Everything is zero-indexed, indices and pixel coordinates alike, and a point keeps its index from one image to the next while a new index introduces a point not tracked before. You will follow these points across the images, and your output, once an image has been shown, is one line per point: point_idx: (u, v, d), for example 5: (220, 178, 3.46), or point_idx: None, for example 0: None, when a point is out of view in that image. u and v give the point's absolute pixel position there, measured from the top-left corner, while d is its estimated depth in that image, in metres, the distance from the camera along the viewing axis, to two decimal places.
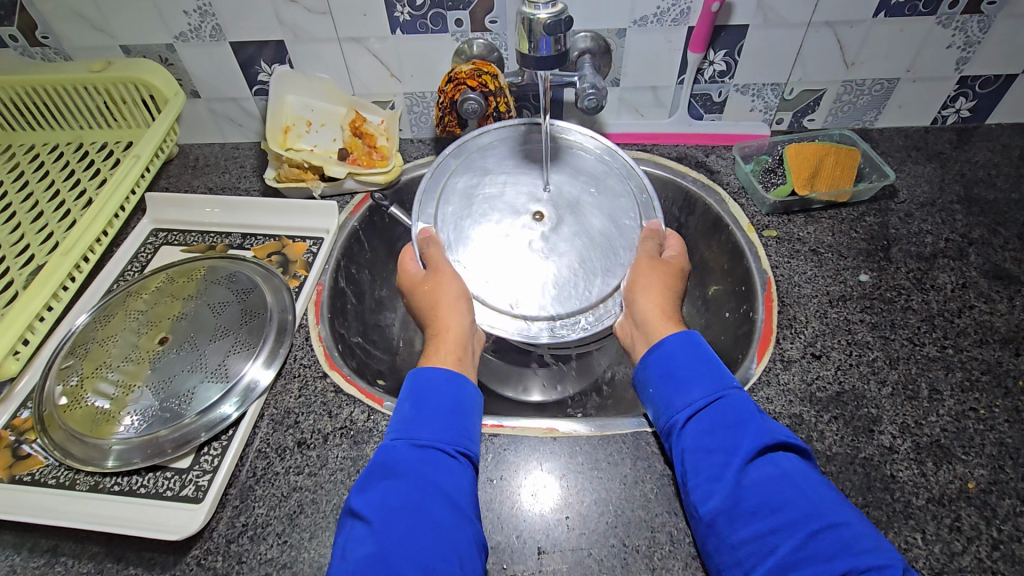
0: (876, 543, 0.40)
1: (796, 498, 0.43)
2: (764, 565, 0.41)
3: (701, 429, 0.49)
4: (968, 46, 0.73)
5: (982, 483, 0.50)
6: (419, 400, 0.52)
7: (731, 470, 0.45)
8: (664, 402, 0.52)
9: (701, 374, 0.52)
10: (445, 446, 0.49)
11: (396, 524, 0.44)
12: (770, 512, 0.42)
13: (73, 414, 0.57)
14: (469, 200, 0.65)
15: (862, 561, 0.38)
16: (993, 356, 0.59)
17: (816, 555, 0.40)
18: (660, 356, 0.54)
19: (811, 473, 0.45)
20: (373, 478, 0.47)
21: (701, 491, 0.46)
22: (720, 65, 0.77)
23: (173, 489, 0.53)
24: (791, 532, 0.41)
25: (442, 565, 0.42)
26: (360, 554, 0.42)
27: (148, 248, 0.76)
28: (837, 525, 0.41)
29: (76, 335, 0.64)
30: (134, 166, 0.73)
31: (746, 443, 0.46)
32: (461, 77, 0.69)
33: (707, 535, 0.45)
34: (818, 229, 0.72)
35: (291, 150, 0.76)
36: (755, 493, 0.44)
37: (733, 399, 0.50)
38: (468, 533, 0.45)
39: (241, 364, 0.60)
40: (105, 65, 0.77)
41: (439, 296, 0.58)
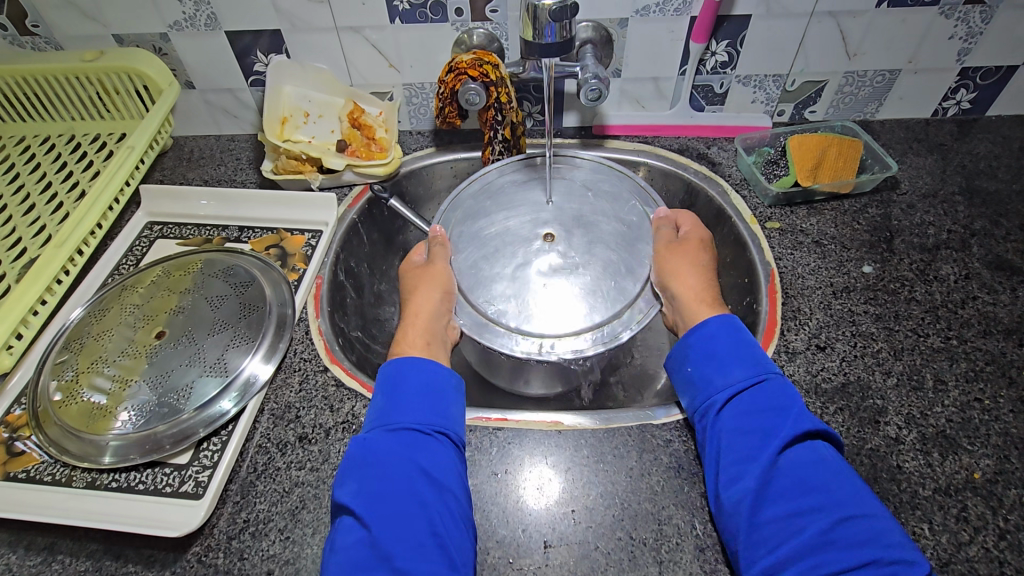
0: (901, 539, 0.42)
1: (830, 486, 0.44)
2: (788, 545, 0.42)
3: (742, 411, 0.49)
4: (970, 37, 0.72)
5: (988, 473, 0.50)
6: (389, 387, 0.52)
7: (767, 452, 0.46)
8: (703, 381, 0.53)
9: (742, 358, 0.52)
10: (420, 427, 0.49)
11: (380, 508, 0.44)
12: (802, 496, 0.44)
13: (68, 410, 0.55)
14: (475, 242, 0.64)
15: (889, 553, 0.40)
16: (997, 347, 0.59)
17: (842, 541, 0.41)
18: (702, 336, 0.54)
19: (844, 466, 0.46)
20: (351, 467, 0.47)
21: (734, 468, 0.47)
22: (723, 55, 0.76)
23: (173, 486, 0.52)
24: (821, 517, 0.42)
25: (429, 541, 0.43)
26: (349, 542, 0.43)
27: (143, 241, 0.75)
28: (866, 516, 0.42)
29: (71, 329, 0.63)
30: (128, 158, 0.72)
31: (787, 429, 0.47)
32: (462, 67, 0.68)
33: (730, 512, 0.45)
34: (821, 220, 0.72)
35: (288, 141, 0.75)
36: (789, 478, 0.45)
37: (774, 384, 0.50)
38: (452, 507, 0.46)
39: (240, 358, 0.59)
40: (97, 54, 0.76)
41: (423, 283, 0.61)
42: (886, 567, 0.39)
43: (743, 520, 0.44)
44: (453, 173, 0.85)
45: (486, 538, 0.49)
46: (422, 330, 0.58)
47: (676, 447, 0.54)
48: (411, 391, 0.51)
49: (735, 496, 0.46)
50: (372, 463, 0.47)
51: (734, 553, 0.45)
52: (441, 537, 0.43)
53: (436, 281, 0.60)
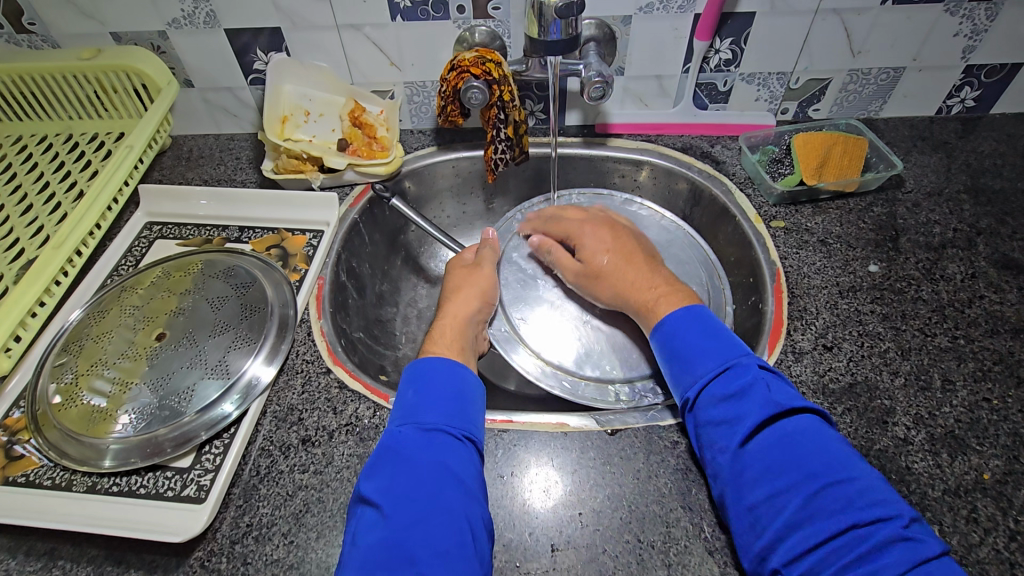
0: (878, 496, 0.43)
1: (800, 461, 0.45)
2: (774, 526, 0.43)
3: (709, 401, 0.50)
4: (975, 34, 0.72)
5: (998, 474, 0.50)
6: (420, 386, 0.52)
7: (734, 441, 0.47)
8: (675, 378, 0.54)
9: (707, 349, 0.53)
10: (450, 429, 0.49)
11: (405, 506, 0.44)
12: (776, 476, 0.45)
13: (68, 413, 0.55)
14: (521, 272, 0.75)
15: (866, 514, 0.41)
16: (1005, 346, 0.58)
17: (821, 512, 0.42)
18: (667, 333, 0.56)
19: (817, 432, 0.47)
20: (380, 462, 0.47)
21: (715, 460, 0.48)
22: (726, 53, 0.75)
23: (174, 490, 0.51)
24: (797, 494, 0.44)
25: (455, 544, 0.42)
26: (372, 539, 0.42)
27: (142, 241, 0.74)
28: (840, 483, 0.43)
29: (70, 331, 0.62)
30: (126, 158, 0.71)
31: (751, 412, 0.48)
32: (464, 65, 0.68)
33: (721, 505, 0.47)
34: (826, 219, 0.71)
35: (288, 140, 0.74)
36: (761, 459, 0.46)
37: (739, 367, 0.51)
38: (477, 515, 0.45)
39: (242, 360, 0.59)
40: (95, 52, 0.75)
41: (468, 286, 0.66)
42: (865, 529, 0.41)
43: (733, 508, 0.46)
44: (455, 172, 0.84)
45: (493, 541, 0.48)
46: (455, 336, 0.60)
47: (683, 448, 0.53)
48: (443, 393, 0.52)
49: (721, 486, 0.48)
50: (402, 459, 0.47)
51: (733, 540, 0.46)
52: (465, 541, 0.42)
53: (480, 284, 0.67)
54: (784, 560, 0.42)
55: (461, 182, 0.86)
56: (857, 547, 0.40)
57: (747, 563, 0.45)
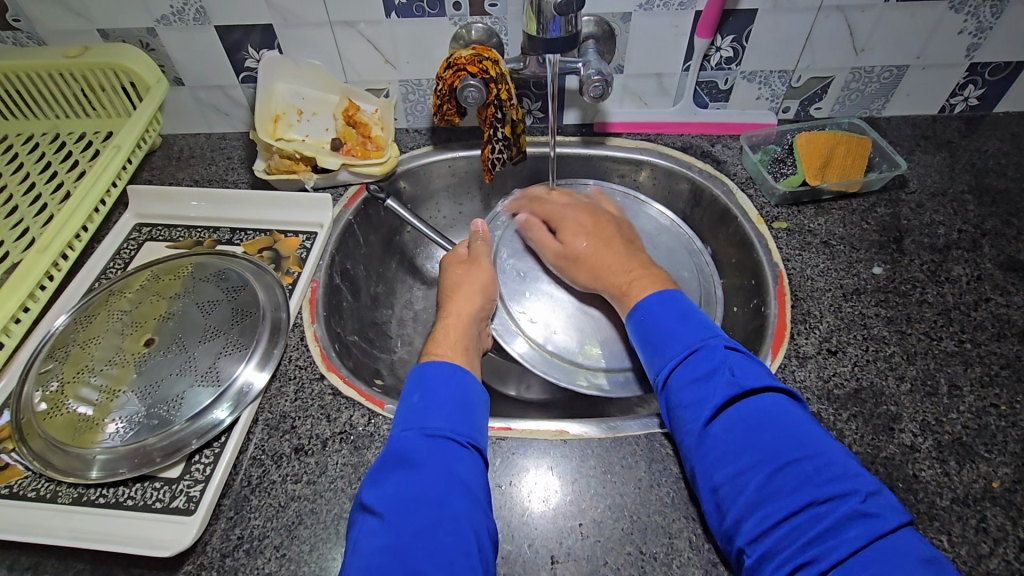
0: (839, 471, 0.43)
1: (761, 438, 0.45)
2: (735, 505, 0.43)
3: (676, 381, 0.51)
4: (980, 32, 0.71)
5: (1007, 482, 0.49)
6: (426, 392, 0.51)
7: (699, 421, 0.47)
8: (648, 362, 0.55)
9: (677, 333, 0.53)
10: (456, 436, 0.48)
11: (409, 513, 0.43)
12: (738, 456, 0.45)
13: (53, 422, 0.53)
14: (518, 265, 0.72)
15: (825, 491, 0.42)
16: (1012, 350, 0.57)
17: (782, 490, 0.42)
18: (640, 317, 0.57)
19: (782, 410, 0.47)
20: (385, 470, 0.46)
21: (682, 438, 0.49)
22: (727, 51, 0.74)
23: (163, 501, 0.50)
24: (758, 471, 0.44)
25: (460, 556, 0.40)
26: (373, 547, 0.41)
27: (132, 244, 0.72)
28: (801, 459, 0.43)
29: (56, 337, 0.60)
30: (114, 158, 0.70)
31: (715, 392, 0.48)
32: (460, 63, 0.66)
33: (692, 486, 0.48)
34: (829, 220, 0.70)
35: (281, 140, 0.72)
36: (723, 437, 0.46)
37: (705, 350, 0.51)
38: (483, 526, 0.43)
39: (233, 367, 0.57)
40: (81, 50, 0.73)
41: (468, 282, 0.64)
42: (823, 505, 0.41)
43: (699, 487, 0.46)
44: (451, 172, 0.83)
45: None
46: (457, 335, 0.59)
47: None
48: (450, 398, 0.50)
49: (689, 466, 0.48)
50: (407, 466, 0.45)
51: (705, 518, 0.47)
52: (471, 552, 0.41)
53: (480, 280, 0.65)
54: (747, 537, 0.42)
55: (458, 182, 0.84)
56: (816, 524, 0.40)
57: (716, 539, 0.45)
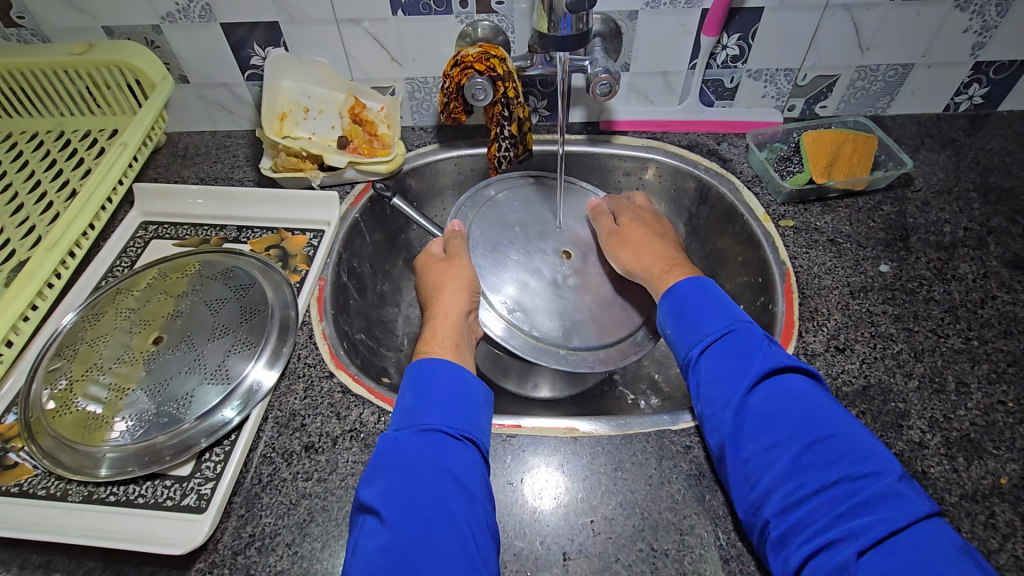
0: (871, 450, 0.44)
1: (795, 415, 0.46)
2: (769, 477, 0.44)
3: (713, 355, 0.51)
4: (985, 31, 0.71)
5: (1015, 478, 0.49)
6: (421, 389, 0.51)
7: (737, 394, 0.48)
8: (679, 338, 0.55)
9: (713, 311, 0.54)
10: (454, 433, 0.48)
11: (405, 512, 0.42)
12: (774, 430, 0.46)
13: (62, 420, 0.53)
14: (491, 249, 0.67)
15: (857, 469, 0.43)
16: (1018, 347, 0.58)
17: (815, 464, 0.43)
18: (673, 293, 0.57)
19: (814, 393, 0.48)
20: (382, 467, 0.45)
21: (711, 413, 0.49)
22: (733, 49, 0.74)
23: (174, 499, 0.50)
24: (793, 445, 0.45)
25: (461, 554, 0.41)
26: (373, 546, 0.41)
27: (138, 242, 0.72)
28: (835, 437, 0.44)
29: (64, 335, 0.60)
30: (121, 156, 0.70)
31: (754, 367, 0.49)
32: (468, 60, 0.66)
33: (718, 459, 0.48)
34: (835, 218, 0.70)
35: (288, 137, 0.73)
36: (759, 412, 0.47)
37: (742, 331, 0.52)
38: (484, 523, 0.44)
39: (243, 365, 0.57)
40: (86, 47, 0.73)
41: (449, 279, 0.61)
42: (857, 481, 0.42)
43: (729, 460, 0.47)
44: (457, 170, 0.83)
45: (503, 551, 0.47)
46: (449, 331, 0.57)
47: (696, 454, 0.52)
48: (446, 394, 0.50)
49: (718, 438, 0.48)
50: (405, 464, 0.45)
51: (728, 493, 0.47)
52: (471, 551, 0.41)
53: (463, 275, 0.62)
54: (775, 510, 0.43)
55: (463, 180, 0.84)
56: (849, 499, 0.42)
57: (740, 514, 0.46)
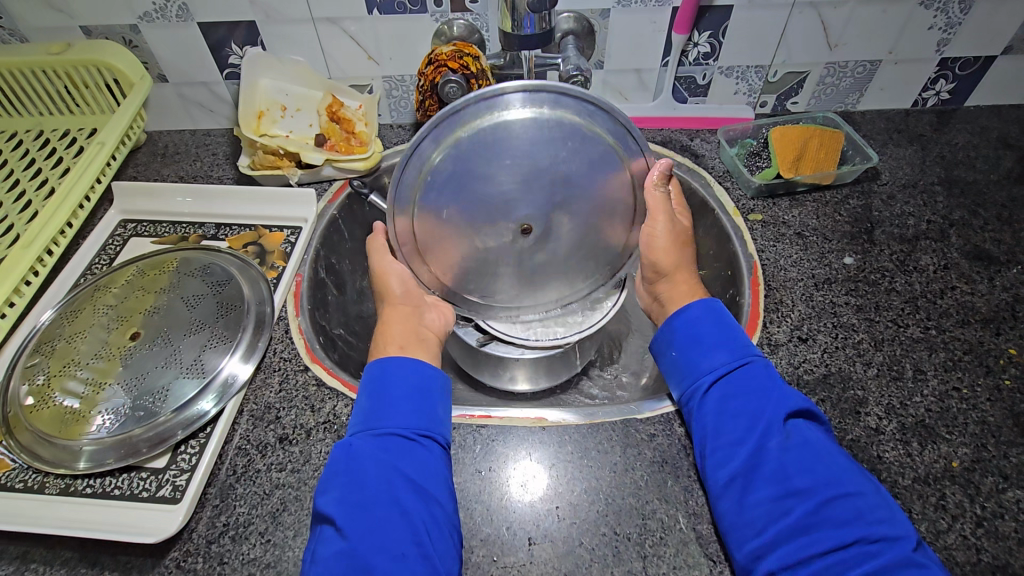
0: (885, 514, 0.43)
1: (813, 468, 0.45)
2: (777, 525, 0.43)
3: (729, 393, 0.51)
4: (949, 28, 0.73)
5: (966, 462, 0.51)
6: (375, 389, 0.52)
7: (755, 434, 0.47)
8: (689, 363, 0.54)
9: (728, 341, 0.54)
10: (406, 431, 0.49)
11: (359, 517, 0.44)
12: (790, 479, 0.45)
13: (40, 415, 0.54)
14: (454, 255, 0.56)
15: (874, 531, 0.42)
16: (975, 336, 0.59)
17: (830, 520, 0.43)
18: (685, 320, 0.56)
19: (828, 444, 0.47)
20: (335, 473, 0.47)
21: (720, 454, 0.48)
22: (705, 46, 0.76)
23: (150, 490, 0.51)
24: (807, 499, 0.44)
25: (413, 550, 0.43)
26: (329, 553, 0.43)
27: (117, 239, 0.73)
28: (851, 496, 0.43)
29: (42, 332, 0.61)
30: (99, 154, 0.70)
31: (773, 412, 0.48)
32: (441, 59, 0.67)
33: (723, 495, 0.47)
34: (803, 212, 0.72)
35: (265, 136, 0.73)
36: (777, 459, 0.46)
37: (755, 367, 0.52)
38: (438, 516, 0.46)
39: (218, 359, 0.58)
40: (64, 47, 0.73)
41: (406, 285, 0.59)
42: (872, 545, 0.41)
43: (738, 499, 0.46)
44: None
45: (470, 536, 0.49)
46: (401, 334, 0.57)
47: (659, 441, 0.54)
48: (400, 394, 0.51)
49: (730, 475, 0.47)
50: (356, 468, 0.46)
51: (727, 537, 0.46)
52: (424, 545, 0.43)
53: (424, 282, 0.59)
54: (780, 564, 0.42)
55: None
56: (861, 564, 0.41)
57: (739, 559, 0.45)
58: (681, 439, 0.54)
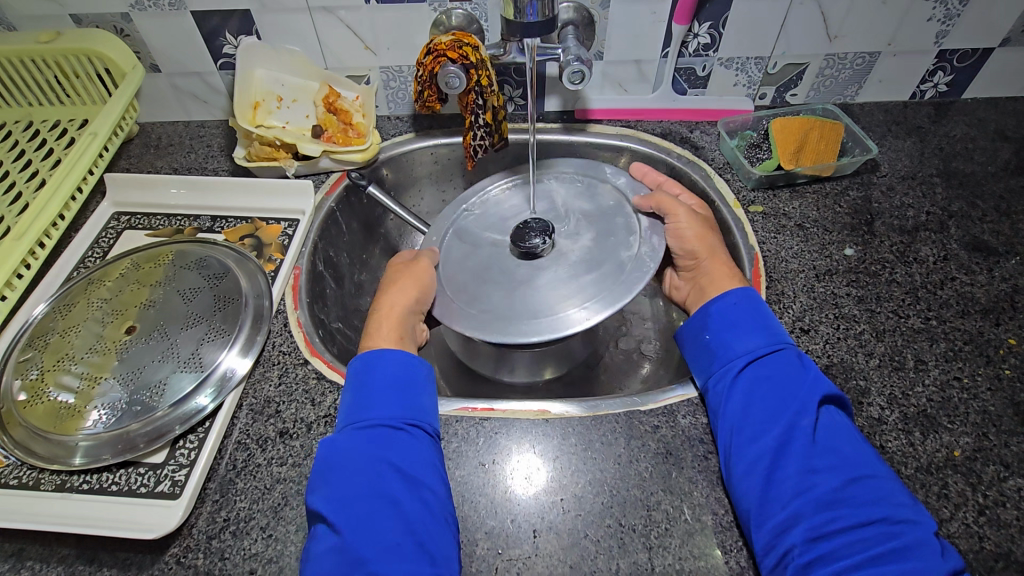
0: (907, 499, 0.44)
1: (843, 449, 0.46)
2: (806, 500, 0.44)
3: (761, 375, 0.51)
4: (948, 19, 0.73)
5: (968, 451, 0.51)
6: (360, 382, 0.52)
7: (788, 413, 0.48)
8: (721, 346, 0.55)
9: (763, 326, 0.54)
10: (393, 421, 0.49)
11: (348, 513, 0.44)
12: (821, 456, 0.46)
13: (34, 410, 0.53)
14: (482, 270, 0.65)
15: (899, 512, 0.43)
16: (975, 327, 0.60)
17: (857, 499, 0.43)
18: (723, 305, 0.57)
19: (855, 430, 0.48)
20: (321, 472, 0.47)
21: (749, 433, 0.49)
22: (705, 37, 0.75)
23: (148, 486, 0.50)
24: (836, 477, 0.44)
25: (406, 539, 0.43)
26: (323, 549, 0.43)
27: (110, 232, 0.71)
28: (876, 478, 0.45)
29: (35, 326, 0.60)
30: (91, 145, 0.69)
31: (807, 393, 0.49)
32: (440, 49, 0.66)
33: (749, 471, 0.47)
34: (803, 204, 0.72)
35: (262, 126, 0.72)
36: (807, 439, 0.47)
37: (790, 352, 0.53)
38: (431, 504, 0.45)
39: (216, 353, 0.57)
40: (54, 36, 0.72)
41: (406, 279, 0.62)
42: (895, 525, 0.42)
43: (767, 474, 0.46)
44: (433, 159, 0.83)
45: (475, 529, 0.48)
46: (394, 326, 0.59)
47: (663, 432, 0.53)
48: (381, 385, 0.51)
49: (760, 450, 0.47)
50: (342, 463, 0.46)
51: (746, 514, 0.46)
52: (418, 534, 0.43)
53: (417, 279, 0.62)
54: (803, 539, 0.42)
55: (440, 169, 0.85)
56: (883, 543, 0.41)
57: (758, 540, 0.44)
58: (685, 430, 0.54)
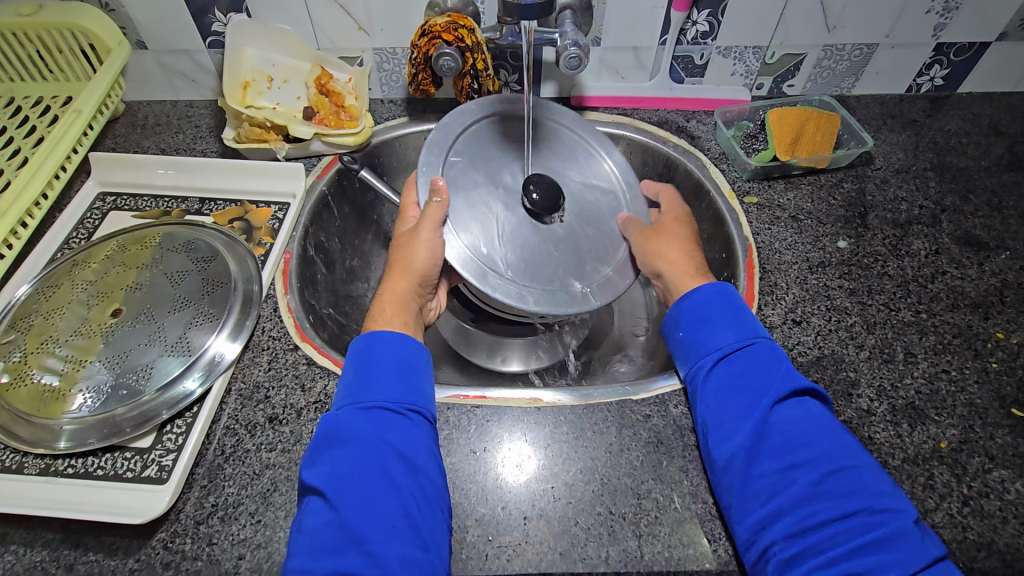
0: (888, 488, 0.44)
1: (819, 442, 0.46)
2: (786, 493, 0.44)
3: (733, 371, 0.51)
4: (946, 12, 0.72)
5: (953, 442, 0.52)
6: (354, 365, 0.51)
7: (759, 409, 0.48)
8: (695, 343, 0.54)
9: (735, 321, 0.54)
10: (383, 407, 0.48)
11: (340, 493, 0.44)
12: (793, 450, 0.46)
13: (17, 394, 0.52)
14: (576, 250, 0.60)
15: (876, 503, 0.43)
16: (964, 320, 0.60)
17: (833, 492, 0.43)
18: (693, 302, 0.56)
19: (829, 421, 0.48)
20: (313, 450, 0.47)
21: (725, 430, 0.49)
22: (703, 25, 0.74)
23: (134, 471, 0.50)
24: (811, 471, 0.44)
25: (401, 522, 0.43)
26: (315, 526, 0.42)
27: (95, 213, 0.70)
28: (854, 468, 0.45)
29: (18, 307, 0.59)
30: (75, 123, 0.67)
31: (776, 389, 0.49)
32: (435, 30, 0.64)
33: (727, 471, 0.47)
34: (798, 195, 0.72)
35: (252, 107, 0.70)
36: (778, 436, 0.47)
37: (761, 346, 0.52)
38: (426, 489, 0.45)
39: (204, 338, 0.56)
40: (36, 9, 0.70)
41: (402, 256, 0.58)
42: (875, 515, 0.42)
43: (745, 473, 0.46)
44: None
45: (465, 516, 0.48)
46: (398, 309, 0.58)
47: (654, 422, 0.54)
48: (373, 370, 0.51)
49: (733, 450, 0.47)
50: (335, 444, 0.46)
51: (730, 510, 0.47)
52: (413, 517, 0.43)
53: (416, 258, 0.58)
54: (784, 533, 0.43)
55: None
56: (864, 534, 0.41)
57: (739, 534, 0.45)
58: (676, 420, 0.54)
